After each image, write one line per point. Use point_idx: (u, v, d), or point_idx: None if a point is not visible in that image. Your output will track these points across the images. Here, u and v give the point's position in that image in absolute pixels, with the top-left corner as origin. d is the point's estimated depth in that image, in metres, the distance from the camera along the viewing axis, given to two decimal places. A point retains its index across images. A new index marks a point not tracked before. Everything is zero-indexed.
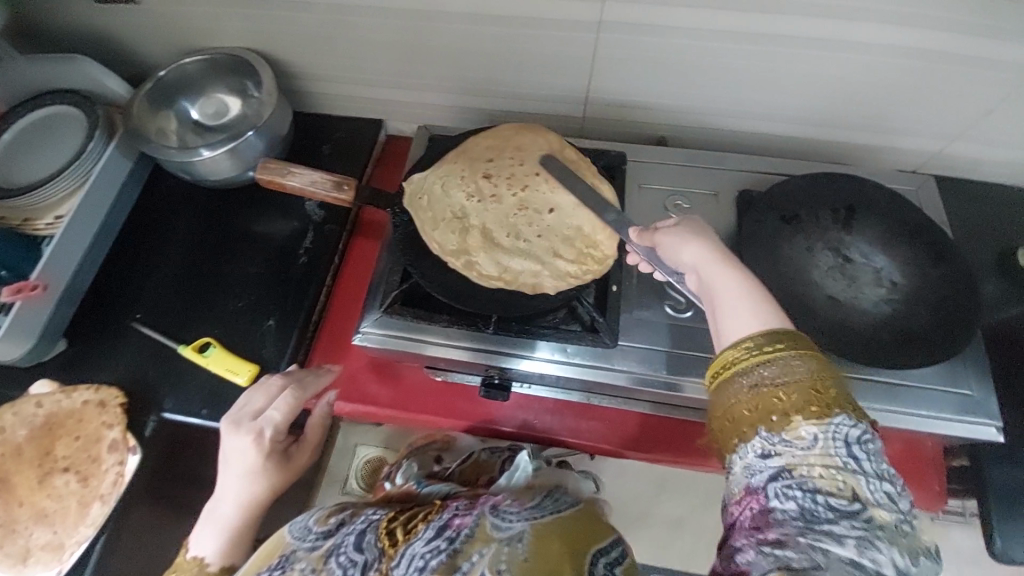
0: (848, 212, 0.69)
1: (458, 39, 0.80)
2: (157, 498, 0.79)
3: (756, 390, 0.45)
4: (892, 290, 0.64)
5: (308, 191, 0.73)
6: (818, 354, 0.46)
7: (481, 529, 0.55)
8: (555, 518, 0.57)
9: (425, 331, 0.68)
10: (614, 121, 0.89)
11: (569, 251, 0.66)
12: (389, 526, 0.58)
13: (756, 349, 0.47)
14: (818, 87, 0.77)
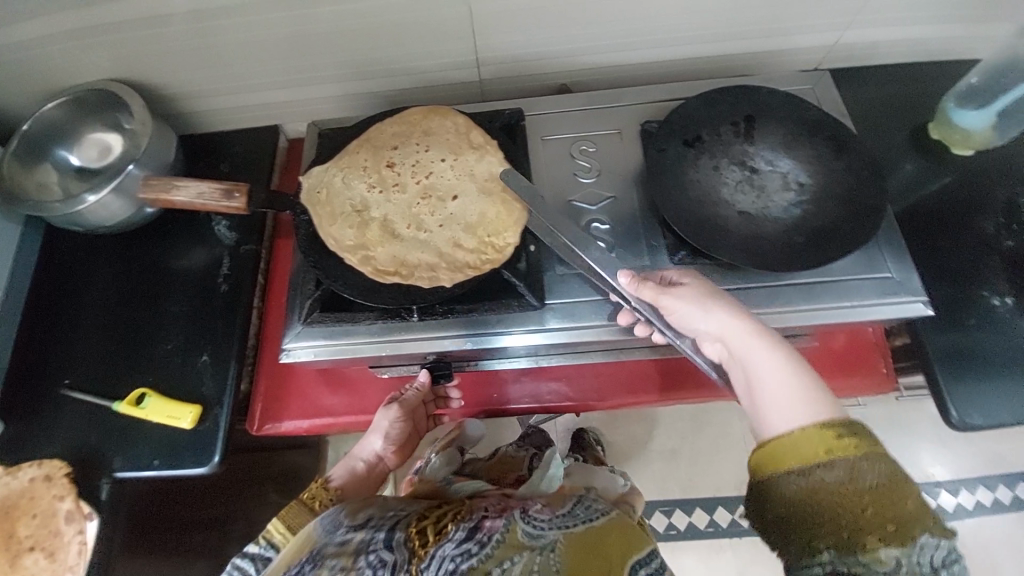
0: (748, 122, 0.70)
1: (329, 23, 0.75)
2: (134, 554, 0.78)
3: (821, 492, 0.46)
4: (803, 192, 0.65)
5: (199, 204, 0.69)
6: (882, 452, 0.47)
7: (511, 534, 0.65)
8: (580, 527, 0.68)
9: (349, 332, 0.65)
10: (513, 78, 0.87)
11: (469, 240, 0.63)
12: (419, 527, 0.65)
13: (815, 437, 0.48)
14: (702, 5, 0.76)
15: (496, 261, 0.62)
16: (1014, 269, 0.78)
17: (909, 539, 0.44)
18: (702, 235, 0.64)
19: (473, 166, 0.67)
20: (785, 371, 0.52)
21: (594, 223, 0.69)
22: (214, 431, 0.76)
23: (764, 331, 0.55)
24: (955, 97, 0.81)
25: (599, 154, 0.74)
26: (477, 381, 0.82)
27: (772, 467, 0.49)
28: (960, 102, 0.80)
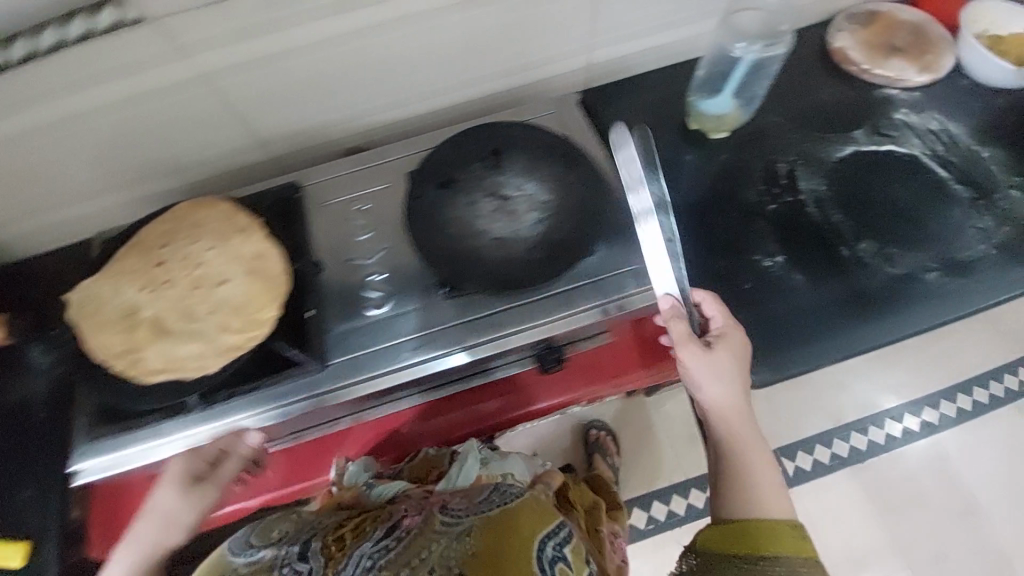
0: (496, 155, 0.75)
1: (98, 138, 0.78)
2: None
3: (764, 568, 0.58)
4: (545, 209, 0.71)
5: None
6: (814, 555, 0.58)
7: (429, 523, 0.65)
8: (500, 509, 0.68)
9: (134, 437, 0.69)
10: (305, 147, 0.94)
11: (234, 322, 0.66)
12: (337, 534, 0.64)
13: (770, 535, 0.60)
14: (445, 53, 0.86)
15: (258, 336, 0.66)
16: (777, 229, 0.85)
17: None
18: (456, 270, 0.69)
19: (239, 247, 0.70)
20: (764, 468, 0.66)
21: (371, 275, 0.74)
22: (48, 563, 0.74)
23: (720, 414, 0.68)
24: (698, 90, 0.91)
25: (372, 211, 0.78)
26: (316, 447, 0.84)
27: (743, 543, 0.60)
28: (705, 93, 0.91)
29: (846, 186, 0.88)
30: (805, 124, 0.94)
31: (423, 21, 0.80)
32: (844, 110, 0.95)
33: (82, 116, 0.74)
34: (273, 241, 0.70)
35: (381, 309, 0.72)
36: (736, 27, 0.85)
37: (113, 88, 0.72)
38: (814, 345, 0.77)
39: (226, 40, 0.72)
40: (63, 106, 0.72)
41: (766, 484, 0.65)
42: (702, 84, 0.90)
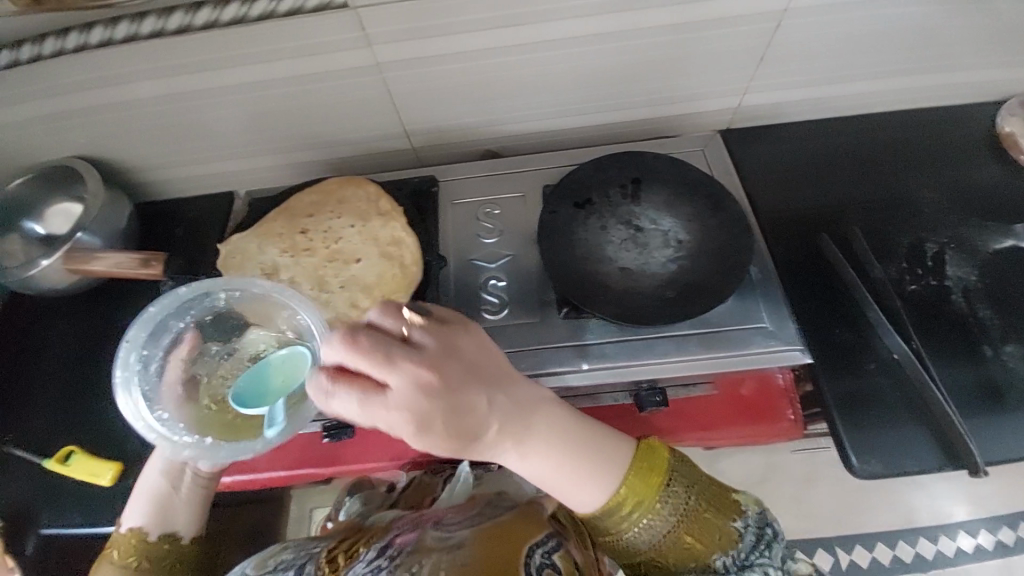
0: (635, 185, 0.74)
1: (275, 101, 0.85)
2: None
3: (644, 545, 0.53)
4: (680, 248, 0.68)
5: (116, 271, 0.80)
6: (649, 487, 0.53)
7: (420, 545, 0.59)
8: (492, 521, 0.62)
9: None
10: (442, 144, 0.94)
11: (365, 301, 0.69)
12: (330, 555, 0.60)
13: (617, 505, 0.53)
14: (605, 75, 0.84)
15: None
16: (914, 314, 0.78)
17: (730, 516, 0.53)
18: (581, 292, 0.66)
19: (373, 233, 0.72)
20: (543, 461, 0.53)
21: (492, 280, 0.73)
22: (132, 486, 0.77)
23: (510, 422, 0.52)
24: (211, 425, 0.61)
25: (503, 217, 0.78)
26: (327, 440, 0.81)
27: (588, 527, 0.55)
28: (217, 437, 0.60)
29: (996, 282, 0.81)
30: (963, 208, 0.87)
31: (608, 42, 0.79)
32: (1007, 201, 0.87)
33: (278, 83, 0.82)
34: (405, 229, 0.72)
35: (498, 314, 0.70)
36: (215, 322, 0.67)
37: (307, 62, 0.79)
38: (931, 454, 0.71)
39: (409, 35, 0.75)
40: (271, 70, 0.80)
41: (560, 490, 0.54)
42: (221, 421, 0.61)
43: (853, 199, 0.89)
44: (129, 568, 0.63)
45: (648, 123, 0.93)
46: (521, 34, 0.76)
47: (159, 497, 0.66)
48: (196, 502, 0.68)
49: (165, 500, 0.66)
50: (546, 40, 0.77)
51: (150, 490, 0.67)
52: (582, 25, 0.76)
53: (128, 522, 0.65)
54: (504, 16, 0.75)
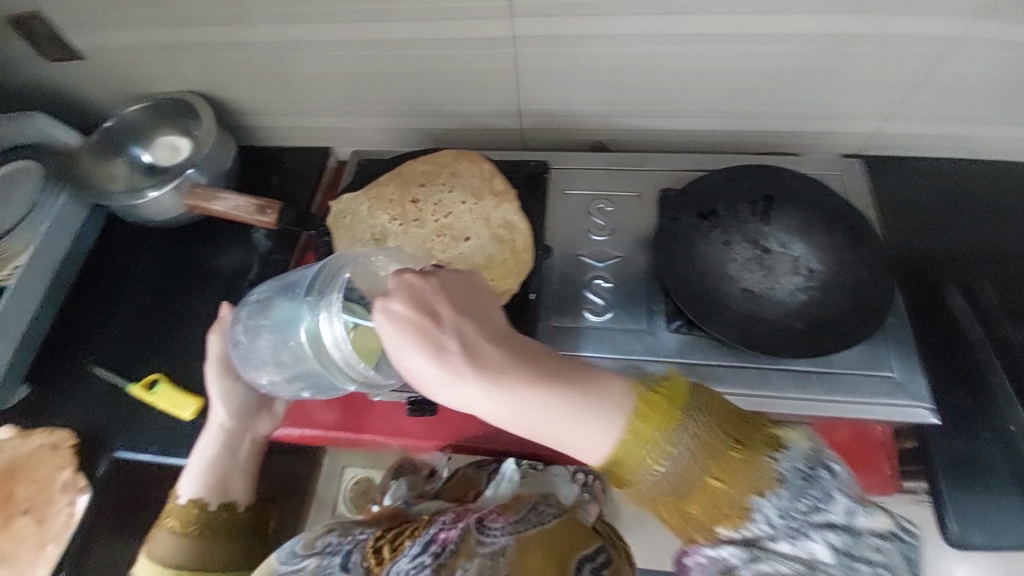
0: (767, 203, 0.69)
1: (393, 63, 0.82)
2: (115, 523, 0.82)
3: (669, 500, 0.44)
4: (810, 278, 0.64)
5: (233, 215, 0.80)
6: (673, 421, 0.44)
7: (468, 546, 0.49)
8: (539, 527, 0.50)
9: None
10: (552, 131, 0.90)
11: None
12: (377, 544, 0.53)
13: (625, 452, 0.45)
14: (741, 80, 0.78)
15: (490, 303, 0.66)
16: None
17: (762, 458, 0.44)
18: (700, 309, 0.62)
19: (484, 212, 0.71)
20: (531, 405, 0.46)
21: (598, 280, 0.70)
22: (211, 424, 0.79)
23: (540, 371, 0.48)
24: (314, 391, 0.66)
25: (615, 215, 0.75)
26: (388, 411, 0.82)
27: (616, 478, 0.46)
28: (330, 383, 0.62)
29: None
30: None
31: (754, 46, 0.74)
32: None
33: (402, 45, 0.79)
34: (517, 213, 0.70)
35: (603, 317, 0.68)
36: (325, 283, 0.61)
37: (437, 27, 0.76)
38: None
39: (553, 9, 0.72)
40: (397, 30, 0.77)
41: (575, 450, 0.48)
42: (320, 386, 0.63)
43: (988, 251, 0.81)
44: (191, 537, 0.65)
45: (777, 136, 0.86)
46: (664, 24, 0.73)
47: (216, 468, 0.69)
48: (253, 472, 0.72)
49: (224, 471, 0.69)
50: (691, 32, 0.73)
51: (210, 463, 0.69)
52: (733, 24, 0.71)
53: (186, 496, 0.68)
54: (653, 4, 0.70)
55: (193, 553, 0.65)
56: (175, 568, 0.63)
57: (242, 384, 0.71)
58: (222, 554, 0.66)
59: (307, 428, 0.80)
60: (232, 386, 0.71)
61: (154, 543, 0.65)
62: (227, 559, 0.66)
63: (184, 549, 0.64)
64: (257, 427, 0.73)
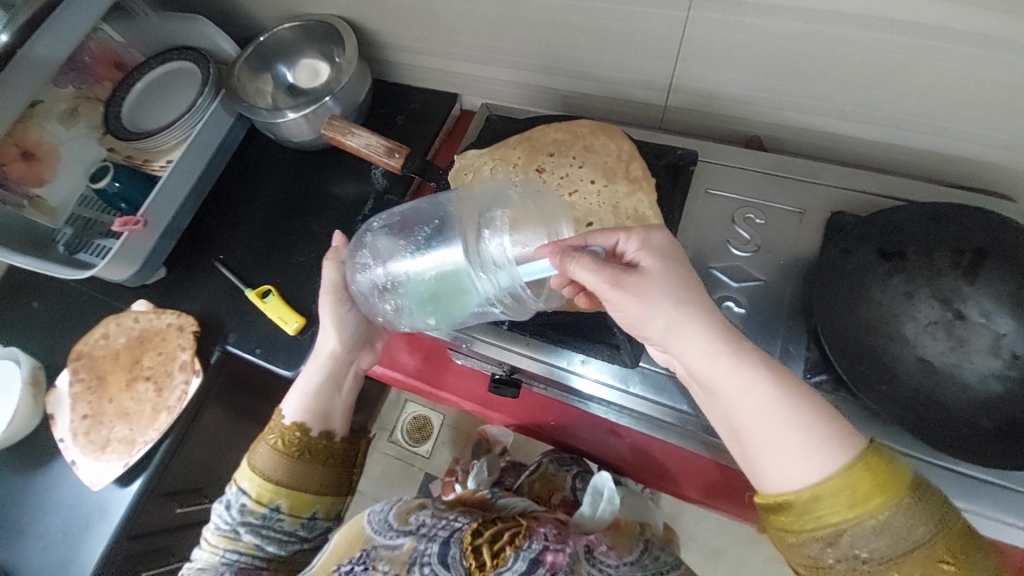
0: (976, 256, 0.54)
1: (542, 13, 0.73)
2: (219, 404, 0.88)
3: (846, 558, 0.40)
4: (1012, 365, 0.51)
5: (363, 153, 0.81)
6: (892, 490, 0.39)
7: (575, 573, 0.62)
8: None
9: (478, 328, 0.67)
10: (703, 114, 0.78)
11: None
12: (473, 543, 0.63)
13: (840, 493, 0.40)
14: (977, 95, 0.60)
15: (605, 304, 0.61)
16: None
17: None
18: (859, 371, 0.53)
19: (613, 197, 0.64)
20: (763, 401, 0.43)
21: (729, 302, 0.62)
22: (309, 344, 0.83)
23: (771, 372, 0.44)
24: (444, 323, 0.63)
25: (764, 230, 0.65)
26: (469, 373, 0.80)
27: (784, 520, 0.42)
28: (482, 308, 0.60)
29: None
30: None
31: (1017, 56, 0.55)
32: None
33: None
34: (651, 206, 0.62)
35: None
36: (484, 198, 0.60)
37: None
38: None
39: None
40: None
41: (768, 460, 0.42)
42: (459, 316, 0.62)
43: None
44: (292, 458, 0.67)
45: (991, 170, 0.69)
46: (901, 10, 0.55)
47: (317, 395, 0.70)
48: (351, 403, 0.73)
49: (328, 398, 0.70)
50: (930, 25, 0.56)
51: (316, 387, 0.70)
52: (1001, 23, 0.53)
53: (290, 416, 0.69)
54: None
55: (293, 473, 0.67)
56: (277, 484, 0.66)
57: (352, 314, 0.71)
58: (318, 479, 0.68)
59: (391, 368, 0.81)
60: (344, 315, 0.71)
61: (259, 457, 0.67)
62: (324, 482, 0.68)
63: (285, 469, 0.66)
64: (359, 360, 0.74)
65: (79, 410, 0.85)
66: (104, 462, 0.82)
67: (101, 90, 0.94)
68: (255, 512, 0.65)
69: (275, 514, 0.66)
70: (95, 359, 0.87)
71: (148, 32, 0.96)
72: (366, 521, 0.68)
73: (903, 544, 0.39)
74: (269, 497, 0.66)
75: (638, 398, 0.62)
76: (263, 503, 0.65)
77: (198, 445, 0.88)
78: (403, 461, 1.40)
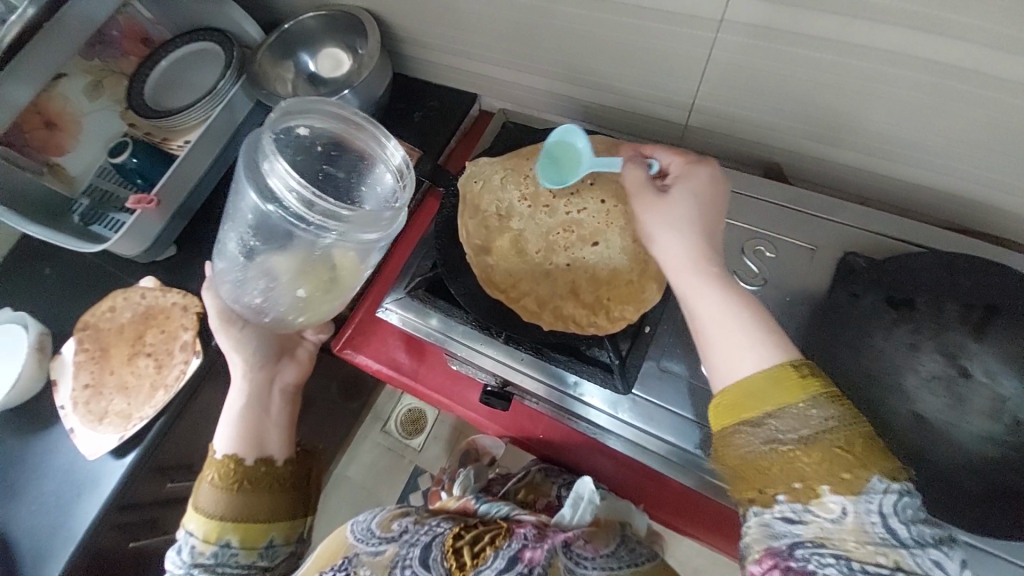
0: (986, 313, 0.52)
1: (567, 23, 0.71)
2: (217, 385, 0.89)
3: (768, 444, 0.42)
4: (1012, 433, 0.49)
5: None
6: (810, 386, 0.42)
7: (554, 567, 0.63)
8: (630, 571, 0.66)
9: (474, 339, 0.67)
10: (724, 136, 0.77)
11: (589, 292, 0.61)
12: (455, 545, 0.64)
13: (765, 383, 0.43)
14: (1008, 144, 0.58)
15: (604, 328, 0.59)
16: None
17: (877, 475, 0.39)
18: None
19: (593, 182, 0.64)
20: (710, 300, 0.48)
21: None
22: None
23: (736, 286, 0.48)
24: (320, 286, 0.65)
25: (774, 264, 0.64)
26: (464, 379, 0.80)
27: (720, 415, 0.45)
28: (345, 249, 0.63)
29: None
30: None
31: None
32: None
33: (579, 3, 0.67)
34: None
35: None
36: (252, 170, 0.61)
37: None
38: None
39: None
40: None
41: (721, 355, 0.46)
42: (333, 271, 0.65)
43: None
44: (235, 490, 0.67)
45: (1016, 221, 0.66)
46: (940, 51, 0.53)
47: (244, 422, 0.70)
48: (283, 424, 0.73)
49: (256, 423, 0.71)
50: (965, 68, 0.53)
51: (241, 414, 0.71)
52: None
53: (223, 449, 0.69)
54: (928, 21, 0.51)
55: (239, 506, 0.66)
56: (223, 520, 0.65)
57: (250, 333, 0.73)
58: (267, 505, 0.68)
59: (385, 366, 0.82)
60: (242, 335, 0.73)
61: (203, 500, 0.66)
62: (274, 509, 0.68)
63: (232, 501, 0.66)
64: (279, 377, 0.75)
65: (82, 379, 0.87)
66: (100, 432, 0.83)
67: (126, 65, 0.95)
68: (205, 552, 0.64)
69: (231, 548, 0.65)
70: (101, 331, 0.88)
71: (175, 9, 0.96)
72: (349, 531, 0.68)
73: (813, 433, 0.41)
74: (217, 534, 0.64)
75: (627, 424, 0.62)
76: (211, 541, 0.64)
77: (193, 423, 0.90)
78: (395, 452, 1.41)
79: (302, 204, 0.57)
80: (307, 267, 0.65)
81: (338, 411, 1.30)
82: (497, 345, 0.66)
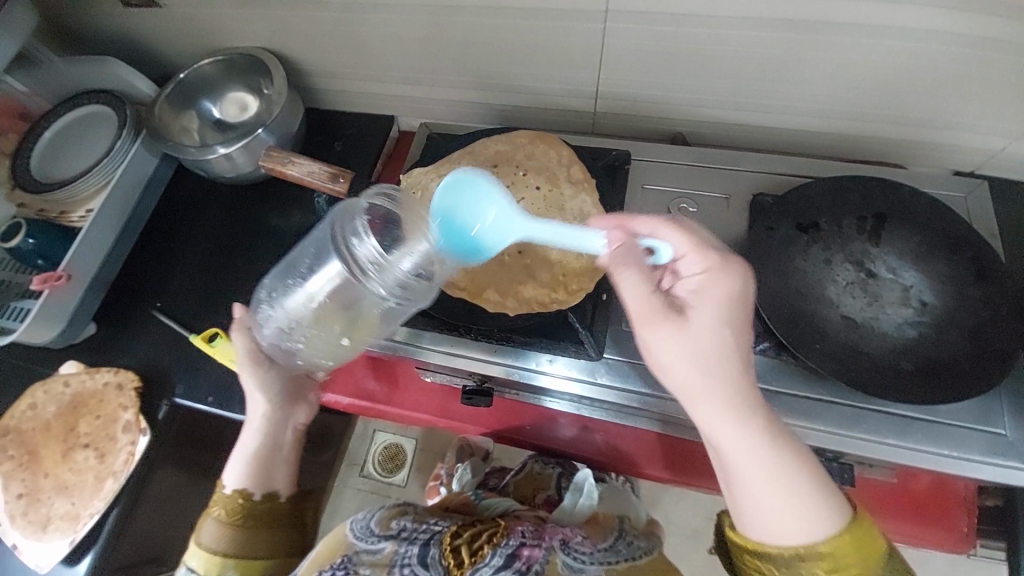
0: (877, 221, 0.61)
1: (467, 32, 0.75)
2: (173, 461, 0.82)
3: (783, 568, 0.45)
4: (922, 313, 0.58)
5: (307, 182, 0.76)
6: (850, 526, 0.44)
7: (552, 565, 0.62)
8: (628, 563, 0.65)
9: (446, 342, 0.67)
10: (629, 116, 0.84)
11: (544, 274, 0.64)
12: (453, 544, 0.62)
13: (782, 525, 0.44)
14: (858, 78, 0.69)
15: (565, 302, 0.63)
16: None
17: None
18: (794, 334, 0.58)
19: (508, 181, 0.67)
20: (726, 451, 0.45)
21: None
22: None
23: (759, 439, 0.45)
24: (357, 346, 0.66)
25: (699, 217, 0.70)
26: (439, 390, 0.80)
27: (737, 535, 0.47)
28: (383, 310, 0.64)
29: None
30: None
31: (887, 41, 0.63)
32: None
33: (475, 12, 0.72)
34: (593, 206, 0.66)
35: None
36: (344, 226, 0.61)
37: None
38: None
39: None
40: None
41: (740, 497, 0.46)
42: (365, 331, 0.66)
43: None
44: (235, 527, 0.63)
45: (879, 143, 0.78)
46: (787, 9, 0.62)
47: (258, 459, 0.66)
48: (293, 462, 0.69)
49: (267, 462, 0.67)
50: (811, 20, 0.62)
51: (253, 452, 0.67)
52: (869, 13, 0.60)
53: (233, 484, 0.65)
54: None
55: (234, 543, 0.62)
56: (223, 556, 0.61)
57: (276, 373, 0.69)
58: (268, 541, 0.64)
59: (357, 397, 0.79)
60: (267, 375, 0.68)
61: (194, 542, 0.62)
62: (274, 546, 0.64)
63: (231, 539, 0.62)
64: (296, 416, 0.71)
65: (14, 489, 0.77)
66: (47, 542, 0.74)
67: (4, 143, 0.88)
68: None
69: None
70: (24, 433, 0.79)
71: (50, 77, 0.90)
72: (349, 530, 0.65)
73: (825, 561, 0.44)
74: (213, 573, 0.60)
75: (605, 387, 0.64)
76: None
77: (153, 508, 0.82)
78: (378, 493, 1.35)
79: (378, 269, 0.59)
80: (348, 321, 0.65)
81: (309, 463, 1.24)
82: (467, 343, 0.67)
